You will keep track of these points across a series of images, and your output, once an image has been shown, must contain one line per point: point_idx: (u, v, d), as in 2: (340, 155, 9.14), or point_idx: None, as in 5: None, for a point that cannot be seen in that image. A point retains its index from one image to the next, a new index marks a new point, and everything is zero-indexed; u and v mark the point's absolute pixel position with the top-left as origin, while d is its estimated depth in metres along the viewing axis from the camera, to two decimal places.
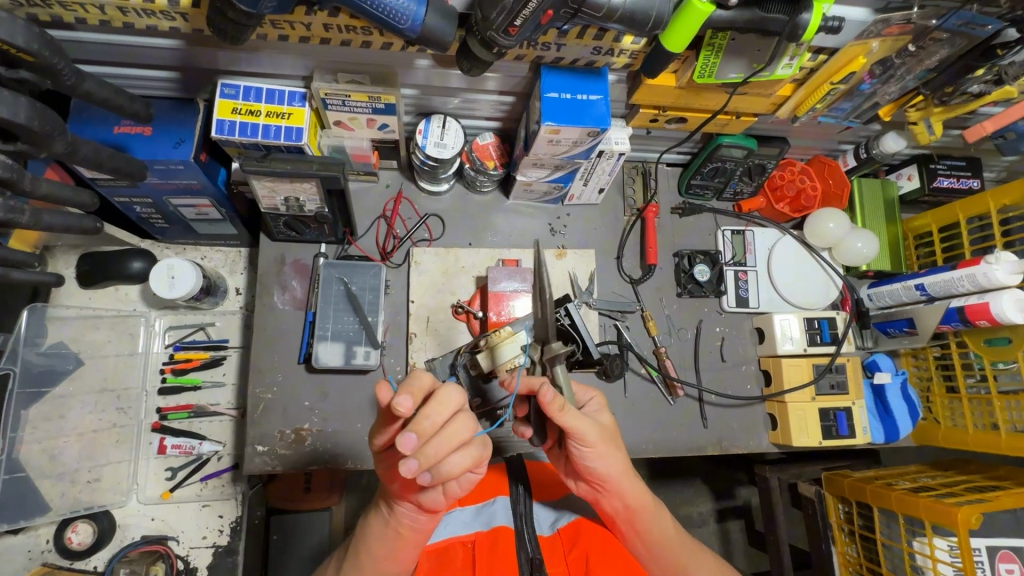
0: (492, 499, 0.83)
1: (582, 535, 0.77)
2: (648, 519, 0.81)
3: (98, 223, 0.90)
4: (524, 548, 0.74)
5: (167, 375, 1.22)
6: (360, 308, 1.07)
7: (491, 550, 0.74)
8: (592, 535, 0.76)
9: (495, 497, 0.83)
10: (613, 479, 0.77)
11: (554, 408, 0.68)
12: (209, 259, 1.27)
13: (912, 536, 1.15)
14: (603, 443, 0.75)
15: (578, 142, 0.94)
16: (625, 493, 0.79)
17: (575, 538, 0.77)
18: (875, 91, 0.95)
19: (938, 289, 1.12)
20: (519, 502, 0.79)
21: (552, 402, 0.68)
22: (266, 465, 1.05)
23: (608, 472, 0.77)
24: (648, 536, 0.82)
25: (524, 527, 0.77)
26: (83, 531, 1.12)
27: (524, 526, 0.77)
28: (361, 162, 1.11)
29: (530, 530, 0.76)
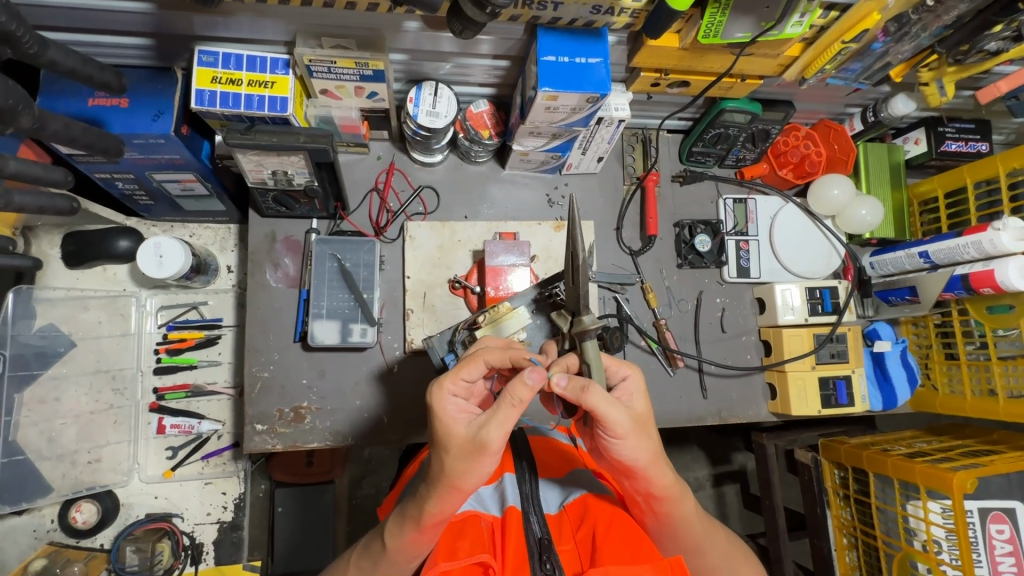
0: (502, 477, 0.84)
1: (589, 512, 0.76)
2: (669, 504, 0.75)
3: (72, 204, 0.87)
4: (531, 529, 0.73)
5: (161, 356, 1.19)
6: (355, 284, 1.04)
7: (502, 529, 0.75)
8: (600, 510, 0.75)
9: (503, 475, 0.85)
10: (639, 470, 0.71)
11: (573, 393, 0.68)
12: (197, 236, 1.23)
13: (907, 500, 1.18)
14: (633, 434, 0.69)
15: (577, 109, 0.90)
16: (653, 482, 0.73)
17: (581, 516, 0.76)
18: (888, 50, 0.90)
19: (942, 256, 1.11)
20: (525, 481, 0.80)
21: (569, 389, 0.68)
22: (266, 443, 1.04)
23: (638, 461, 0.71)
24: (664, 515, 0.77)
25: (530, 509, 0.76)
26: (87, 510, 1.12)
27: (530, 507, 0.76)
28: (350, 132, 1.06)
29: (536, 510, 0.76)
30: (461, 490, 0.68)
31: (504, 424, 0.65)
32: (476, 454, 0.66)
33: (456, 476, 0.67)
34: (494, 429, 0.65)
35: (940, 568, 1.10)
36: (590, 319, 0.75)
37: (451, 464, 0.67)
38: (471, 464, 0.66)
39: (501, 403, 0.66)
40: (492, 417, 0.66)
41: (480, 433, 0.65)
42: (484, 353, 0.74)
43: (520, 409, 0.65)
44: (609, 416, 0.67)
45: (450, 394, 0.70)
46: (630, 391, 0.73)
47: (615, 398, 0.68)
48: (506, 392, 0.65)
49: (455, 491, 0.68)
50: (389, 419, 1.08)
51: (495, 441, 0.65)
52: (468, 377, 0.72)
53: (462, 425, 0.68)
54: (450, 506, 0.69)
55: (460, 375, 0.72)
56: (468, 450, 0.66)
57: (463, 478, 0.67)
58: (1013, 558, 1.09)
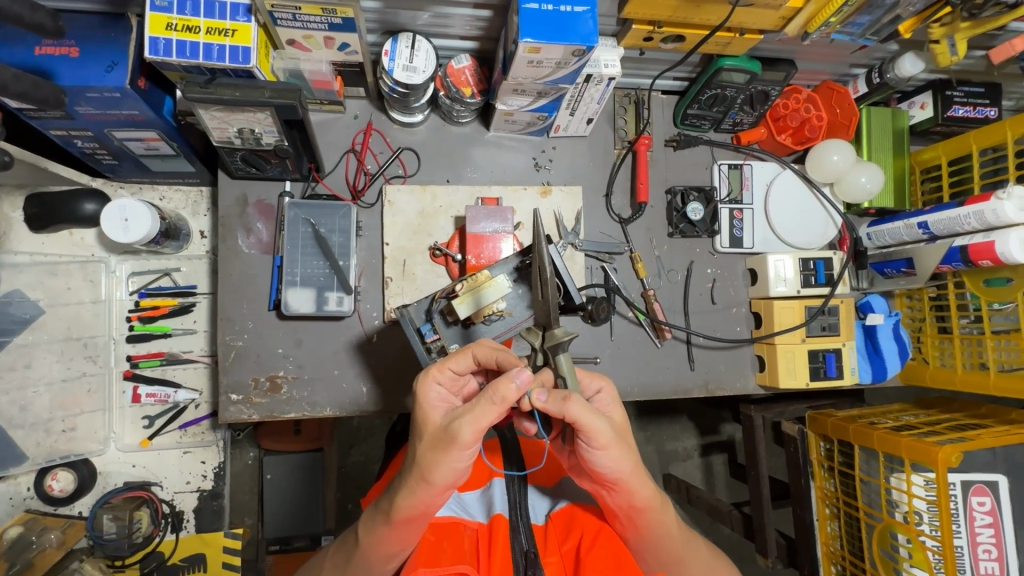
0: (491, 482, 0.85)
1: (575, 522, 0.78)
2: (652, 516, 0.75)
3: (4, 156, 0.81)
4: (518, 541, 0.73)
5: (134, 324, 1.16)
6: (330, 251, 1.00)
7: (489, 537, 0.75)
8: (585, 519, 0.77)
9: (491, 480, 0.85)
10: (622, 481, 0.70)
11: (554, 405, 0.65)
12: (168, 200, 1.17)
13: (891, 472, 1.17)
14: (615, 444, 0.67)
15: (563, 63, 0.84)
16: (636, 493, 0.72)
17: (567, 526, 0.78)
18: (898, 1, 0.82)
19: (942, 228, 1.07)
20: (513, 482, 0.80)
21: (550, 402, 0.65)
22: (242, 413, 1.02)
23: (620, 471, 0.69)
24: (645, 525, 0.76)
25: (518, 518, 0.76)
26: (64, 478, 1.10)
27: (517, 515, 0.77)
28: (323, 89, 0.99)
29: (525, 520, 0.76)
30: (430, 483, 0.67)
31: (477, 419, 0.63)
32: (447, 445, 0.64)
33: (426, 466, 0.66)
34: (467, 422, 0.63)
35: (920, 538, 1.11)
36: (562, 331, 0.70)
37: (423, 452, 0.67)
38: (441, 455, 0.65)
39: (483, 399, 0.63)
40: (469, 411, 0.64)
41: (453, 423, 0.64)
42: (474, 348, 0.74)
43: (499, 407, 0.63)
44: (591, 426, 0.65)
45: (434, 382, 0.71)
46: (603, 399, 0.74)
47: (596, 408, 0.66)
48: (489, 388, 0.63)
49: (425, 482, 0.67)
50: (369, 390, 1.06)
51: (466, 434, 0.63)
52: (453, 368, 0.72)
53: (439, 414, 0.68)
54: (423, 500, 0.69)
55: (447, 364, 0.72)
56: (440, 441, 0.65)
57: (432, 469, 0.66)
58: (992, 530, 1.10)
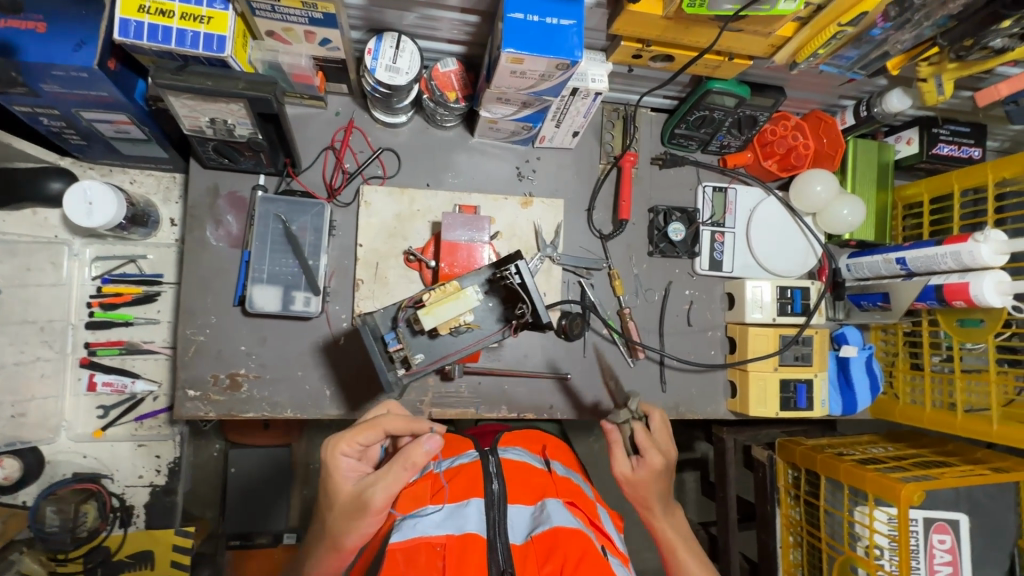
0: (466, 501, 0.76)
1: (560, 544, 0.68)
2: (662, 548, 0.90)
3: None
4: (496, 561, 0.68)
5: (95, 310, 1.12)
6: (300, 249, 0.97)
7: (461, 556, 0.67)
8: (572, 541, 0.67)
9: (469, 498, 0.76)
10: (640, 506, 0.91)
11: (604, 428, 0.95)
12: (139, 184, 1.13)
13: (854, 505, 1.18)
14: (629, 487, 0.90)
15: (547, 76, 0.82)
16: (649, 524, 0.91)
17: (552, 549, 0.68)
18: (887, 38, 0.81)
19: (920, 265, 1.07)
20: (492, 506, 0.75)
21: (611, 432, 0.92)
22: (199, 410, 0.99)
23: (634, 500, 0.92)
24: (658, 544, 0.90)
25: (496, 536, 0.71)
26: (8, 466, 1.04)
27: (495, 535, 0.71)
28: (303, 83, 0.97)
29: (502, 539, 0.71)
30: (342, 547, 0.76)
31: (387, 489, 0.73)
32: (358, 512, 0.74)
33: (339, 533, 0.76)
34: (378, 488, 0.74)
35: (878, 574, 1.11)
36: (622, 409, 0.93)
37: (335, 519, 0.76)
38: (354, 521, 0.74)
39: (393, 469, 0.74)
40: (380, 481, 0.74)
41: (366, 490, 0.75)
42: (383, 422, 0.79)
43: (407, 473, 0.74)
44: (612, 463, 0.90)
45: (343, 452, 0.79)
46: (641, 466, 0.88)
47: (621, 460, 0.89)
48: (401, 456, 0.74)
49: (336, 547, 0.76)
50: (332, 393, 1.03)
51: (378, 502, 0.73)
52: (362, 441, 0.79)
53: (351, 483, 0.77)
54: (336, 562, 0.78)
55: (357, 439, 0.78)
56: (353, 507, 0.75)
57: (344, 535, 0.75)
58: (951, 568, 1.10)
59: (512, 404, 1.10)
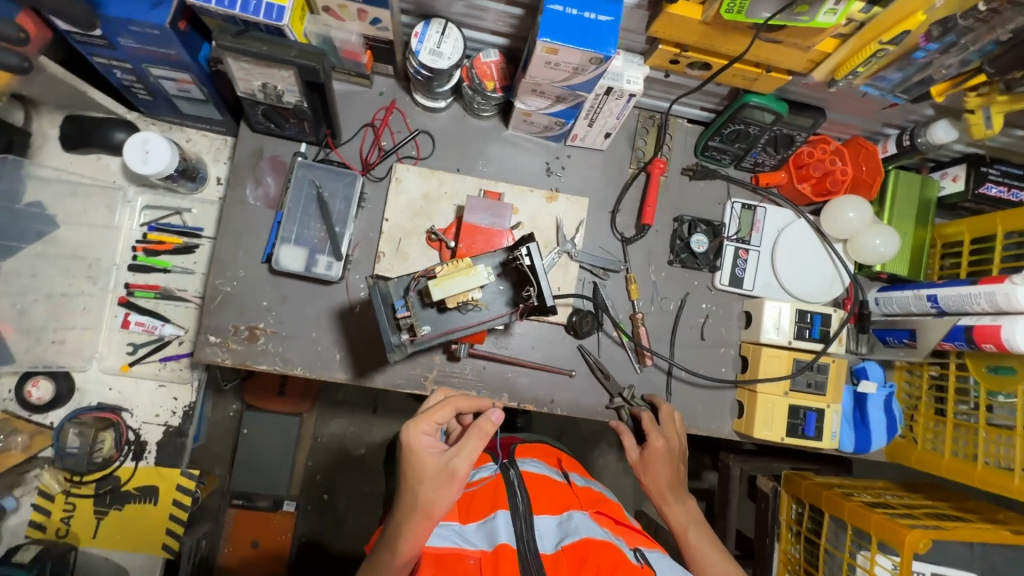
0: (493, 513, 0.83)
1: (588, 555, 0.75)
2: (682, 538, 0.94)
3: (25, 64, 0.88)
4: (529, 569, 0.74)
5: (138, 254, 1.20)
6: (329, 215, 1.02)
7: (495, 565, 0.74)
8: (599, 553, 0.75)
9: (494, 512, 0.84)
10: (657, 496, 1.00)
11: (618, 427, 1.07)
12: (193, 142, 1.21)
13: (857, 548, 1.13)
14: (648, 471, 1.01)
15: (580, 70, 0.84)
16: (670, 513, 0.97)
17: (581, 557, 0.76)
18: (931, 62, 0.80)
19: (951, 304, 1.03)
20: (519, 516, 0.81)
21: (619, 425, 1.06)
22: (217, 357, 1.04)
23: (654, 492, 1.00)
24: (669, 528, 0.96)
25: (526, 547, 0.77)
26: (43, 388, 1.14)
27: (526, 545, 0.77)
28: (352, 60, 1.01)
29: (532, 550, 0.77)
30: (431, 520, 0.78)
31: (472, 454, 0.82)
32: (448, 480, 0.80)
33: (430, 503, 0.79)
34: (463, 457, 0.82)
35: None
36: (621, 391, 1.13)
37: (425, 491, 0.80)
38: (443, 490, 0.80)
39: (472, 437, 0.83)
40: (463, 449, 0.82)
41: (451, 461, 0.82)
42: (452, 402, 0.89)
43: (485, 440, 0.83)
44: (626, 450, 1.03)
45: (423, 431, 0.84)
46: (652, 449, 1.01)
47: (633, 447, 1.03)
48: (478, 427, 0.83)
49: (427, 519, 0.78)
50: (341, 358, 1.07)
51: (464, 467, 0.81)
52: (437, 419, 0.87)
53: (433, 457, 0.82)
54: (420, 541, 0.77)
55: (434, 417, 0.86)
56: (441, 477, 0.81)
57: (435, 505, 0.79)
58: None
59: (513, 392, 1.11)
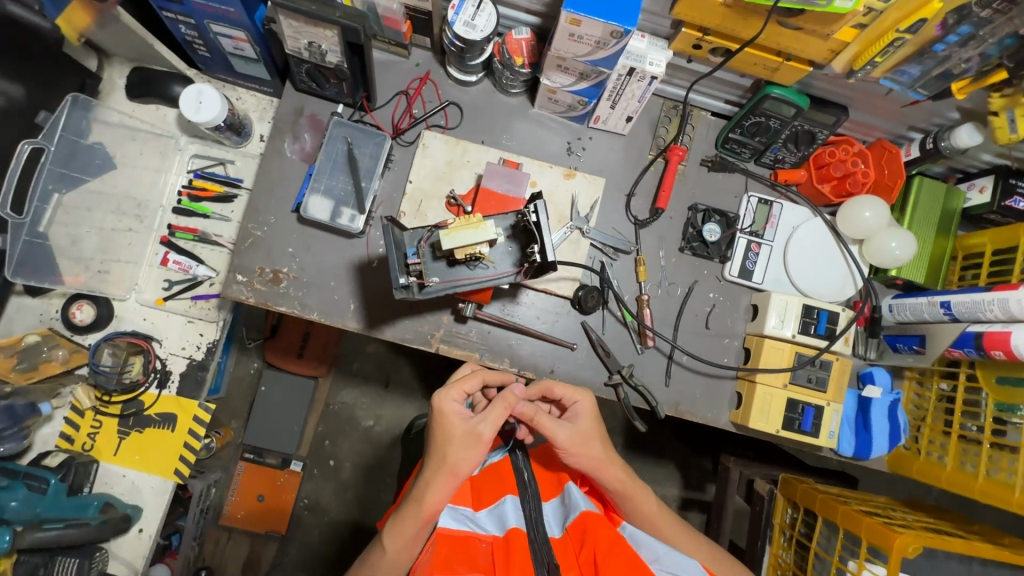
0: (501, 499, 0.94)
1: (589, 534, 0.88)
2: (629, 497, 0.99)
3: None
4: (539, 551, 0.86)
5: (183, 199, 1.29)
6: (357, 170, 1.10)
7: (506, 550, 0.85)
8: (598, 530, 0.87)
9: (503, 497, 0.95)
10: (589, 471, 0.98)
11: (529, 414, 0.95)
12: (243, 101, 1.31)
13: (848, 554, 1.11)
14: (575, 445, 0.96)
15: (602, 44, 0.89)
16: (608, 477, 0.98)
17: (583, 536, 0.88)
18: (950, 54, 0.83)
19: (964, 311, 1.00)
20: (527, 503, 0.93)
21: (525, 412, 0.96)
22: (242, 295, 1.11)
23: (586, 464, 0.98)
24: (614, 493, 0.99)
25: (534, 531, 0.89)
26: (86, 311, 1.23)
27: (534, 529, 0.89)
28: (392, 28, 1.08)
29: (540, 533, 0.89)
30: (456, 476, 0.90)
31: (495, 420, 0.91)
32: (474, 442, 0.90)
33: (456, 462, 0.90)
34: (488, 423, 0.91)
35: None
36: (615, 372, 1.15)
37: (453, 451, 0.90)
38: (468, 449, 0.90)
39: (497, 406, 0.92)
40: (489, 416, 0.91)
41: (476, 425, 0.91)
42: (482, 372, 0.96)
43: (509, 409, 0.92)
44: (552, 432, 0.95)
45: (452, 398, 0.93)
46: (576, 413, 0.98)
47: (557, 423, 0.96)
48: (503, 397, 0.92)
49: (452, 475, 0.89)
50: (355, 308, 1.13)
51: (489, 431, 0.91)
52: (467, 387, 0.94)
53: (461, 422, 0.92)
54: (444, 494, 0.90)
55: (465, 386, 0.94)
56: (466, 439, 0.91)
57: (460, 462, 0.90)
58: None
59: (513, 358, 1.14)
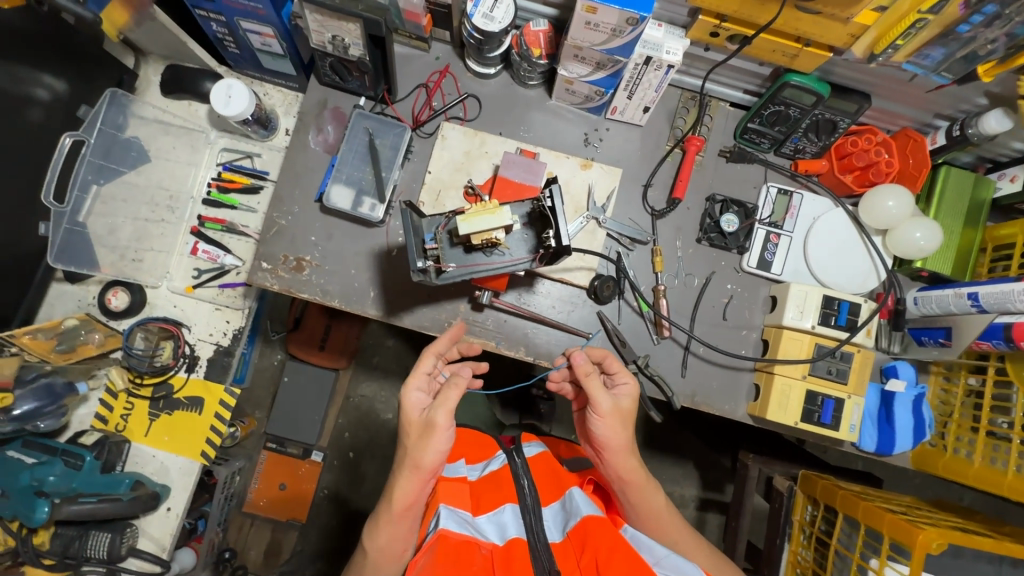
0: (502, 507, 0.93)
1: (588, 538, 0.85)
2: (638, 489, 0.98)
3: None
4: (541, 560, 0.86)
5: (212, 190, 1.33)
6: (378, 160, 1.13)
7: (507, 557, 0.84)
8: (596, 534, 0.84)
9: (503, 504, 0.94)
10: (609, 449, 0.97)
11: (582, 370, 0.97)
12: (270, 96, 1.35)
13: (869, 552, 1.08)
14: (611, 416, 0.96)
15: (618, 31, 0.90)
16: (620, 465, 0.97)
17: (584, 540, 0.85)
18: (976, 35, 0.82)
19: (993, 303, 0.98)
20: (526, 511, 0.93)
21: (580, 365, 0.97)
22: (267, 282, 1.15)
23: (609, 439, 0.97)
24: (618, 482, 0.99)
25: (534, 540, 0.89)
26: (121, 298, 1.29)
27: (534, 538, 0.89)
28: (413, 22, 1.11)
29: (541, 542, 0.89)
30: (420, 468, 0.91)
31: (446, 405, 0.91)
32: (429, 431, 0.91)
33: (416, 455, 0.91)
34: (441, 410, 0.91)
35: None
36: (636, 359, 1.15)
37: (413, 443, 0.92)
38: (424, 440, 0.91)
39: (448, 390, 0.92)
40: (440, 401, 0.91)
41: (430, 413, 0.91)
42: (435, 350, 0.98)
43: (460, 391, 0.92)
44: (597, 397, 0.95)
45: (410, 387, 0.95)
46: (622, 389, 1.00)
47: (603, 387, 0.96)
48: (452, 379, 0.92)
49: (416, 468, 0.91)
50: (375, 295, 1.15)
51: (441, 418, 0.90)
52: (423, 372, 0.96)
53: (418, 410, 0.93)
54: (414, 487, 0.91)
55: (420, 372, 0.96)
56: (423, 429, 0.91)
57: (421, 454, 0.90)
58: None
59: (529, 346, 1.16)
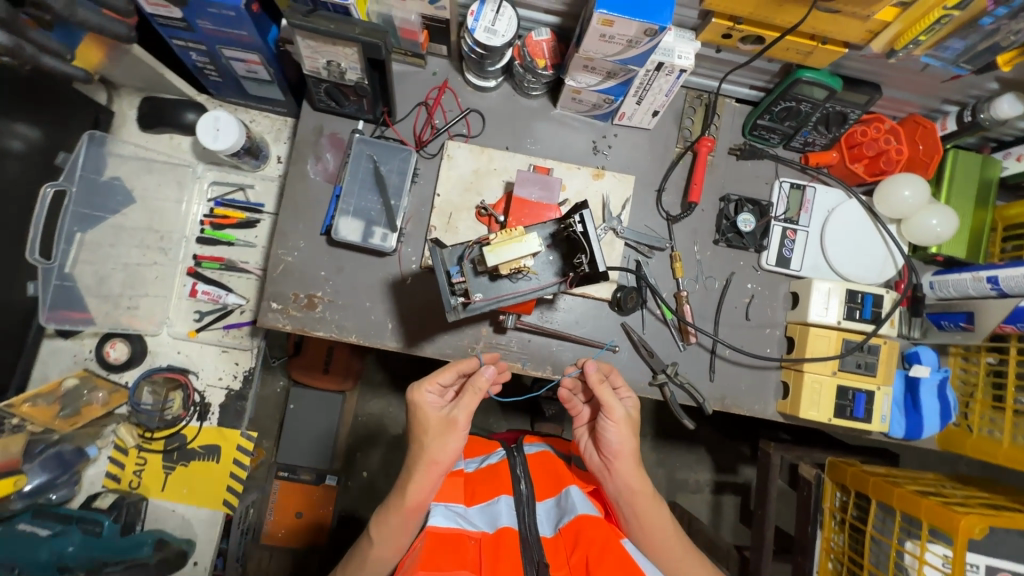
0: (495, 497, 0.92)
1: (579, 536, 0.85)
2: (645, 502, 0.95)
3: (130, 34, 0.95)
4: (530, 551, 0.85)
5: (205, 228, 1.28)
6: (385, 187, 1.08)
7: (495, 548, 0.84)
8: (589, 531, 0.84)
9: (498, 495, 0.93)
10: (616, 459, 0.95)
11: (596, 377, 0.96)
12: (257, 123, 1.28)
13: (907, 536, 1.10)
14: (624, 424, 0.95)
15: (635, 42, 0.87)
16: (629, 476, 0.95)
17: (576, 537, 0.85)
18: (998, 27, 0.81)
19: (1014, 286, 1.00)
20: (520, 501, 0.91)
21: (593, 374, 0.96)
22: (278, 323, 1.10)
23: (620, 447, 0.95)
24: (624, 498, 0.95)
25: (525, 530, 0.88)
26: (120, 349, 1.22)
27: (526, 529, 0.88)
28: (409, 39, 1.06)
29: (532, 532, 0.87)
30: (435, 465, 0.88)
31: (467, 407, 0.90)
32: (448, 429, 0.89)
33: (432, 452, 0.88)
34: (462, 409, 0.91)
35: None
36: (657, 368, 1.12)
37: (430, 441, 0.89)
38: (444, 437, 0.89)
39: (468, 392, 0.92)
40: (459, 403, 0.91)
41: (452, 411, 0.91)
42: (457, 364, 0.95)
43: (480, 395, 0.92)
44: (611, 404, 0.94)
45: (426, 389, 0.93)
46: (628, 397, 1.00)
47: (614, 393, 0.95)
48: (472, 382, 0.92)
49: (432, 466, 0.88)
50: (393, 327, 1.12)
51: (462, 417, 0.90)
52: (441, 379, 0.94)
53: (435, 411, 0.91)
54: (427, 486, 0.88)
55: (437, 378, 0.93)
56: (443, 427, 0.90)
57: (436, 451, 0.88)
58: None
59: (557, 365, 1.13)
